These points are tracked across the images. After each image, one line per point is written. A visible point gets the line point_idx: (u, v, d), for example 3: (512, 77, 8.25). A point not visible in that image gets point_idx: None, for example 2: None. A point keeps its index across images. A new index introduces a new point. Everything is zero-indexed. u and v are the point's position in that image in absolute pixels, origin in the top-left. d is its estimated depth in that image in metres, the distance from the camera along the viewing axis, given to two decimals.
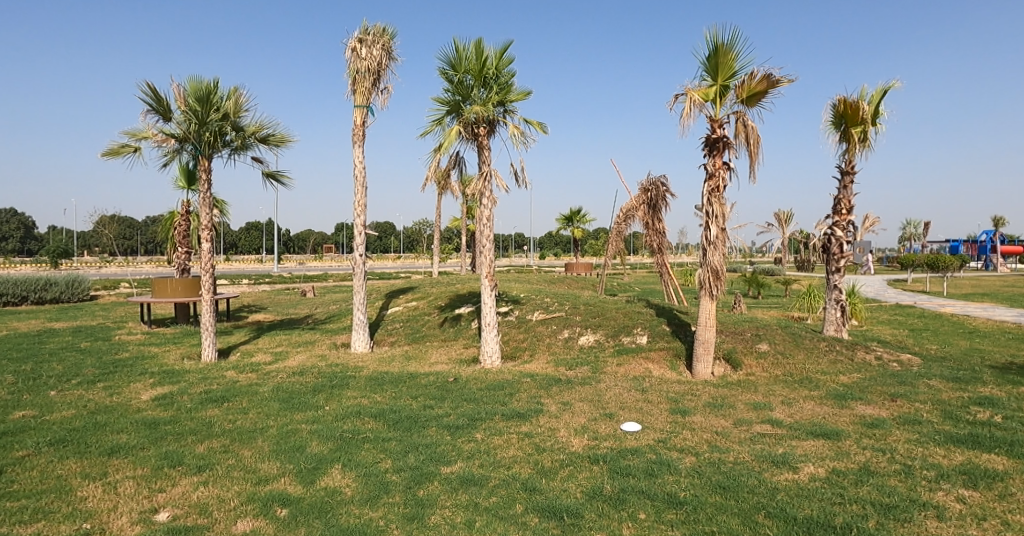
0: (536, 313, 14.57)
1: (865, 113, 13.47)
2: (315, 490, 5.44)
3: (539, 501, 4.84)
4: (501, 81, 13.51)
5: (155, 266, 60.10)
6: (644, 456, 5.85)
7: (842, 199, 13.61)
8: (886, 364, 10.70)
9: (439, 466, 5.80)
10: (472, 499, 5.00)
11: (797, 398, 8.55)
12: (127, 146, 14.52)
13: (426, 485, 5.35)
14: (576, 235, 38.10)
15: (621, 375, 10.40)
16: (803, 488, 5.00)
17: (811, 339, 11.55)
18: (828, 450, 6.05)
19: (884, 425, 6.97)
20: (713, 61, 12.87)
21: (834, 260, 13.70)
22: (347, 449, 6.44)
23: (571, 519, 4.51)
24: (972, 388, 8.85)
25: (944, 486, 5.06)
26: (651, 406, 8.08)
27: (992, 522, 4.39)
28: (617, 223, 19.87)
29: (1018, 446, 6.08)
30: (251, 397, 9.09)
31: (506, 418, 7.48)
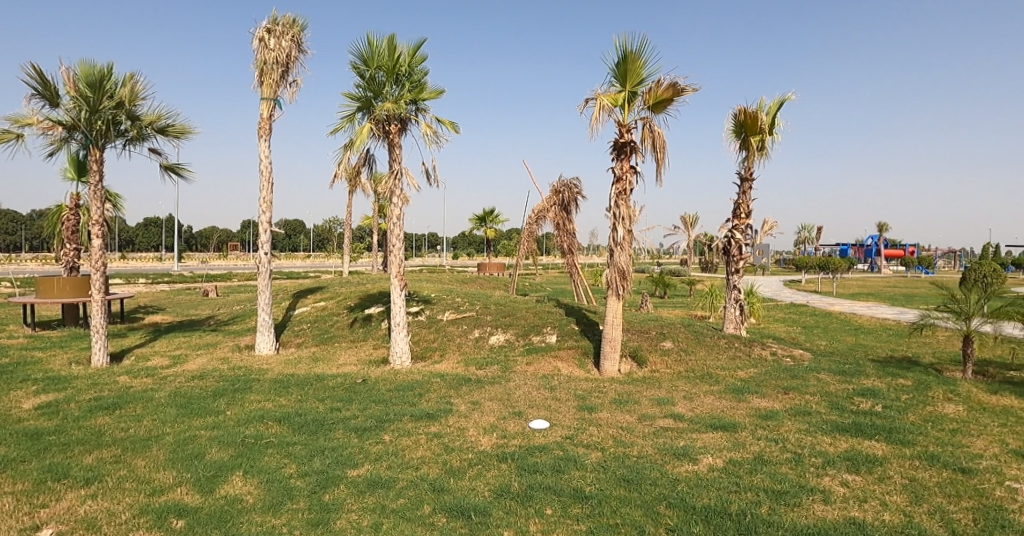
0: (447, 313, 14.54)
1: (763, 123, 14.29)
2: (213, 498, 5.19)
3: (446, 501, 4.80)
4: (413, 79, 13.40)
5: (42, 264, 55.08)
6: (552, 453, 5.93)
7: (741, 204, 14.34)
8: (778, 359, 11.39)
9: (346, 469, 5.66)
10: (379, 501, 4.91)
11: (698, 393, 8.95)
12: (8, 132, 13.38)
13: (330, 490, 5.19)
14: (488, 236, 38.16)
15: (530, 374, 10.53)
16: (701, 478, 5.22)
17: (712, 336, 12.13)
18: (725, 442, 6.35)
19: (777, 416, 7.40)
20: (622, 67, 13.07)
21: (733, 262, 14.43)
22: (249, 455, 6.18)
23: (479, 518, 4.51)
24: (857, 381, 9.56)
25: (828, 471, 5.43)
26: (559, 403, 8.23)
27: (872, 503, 4.69)
28: (529, 224, 20.12)
29: (895, 434, 6.59)
30: (146, 404, 8.56)
31: (415, 418, 7.40)
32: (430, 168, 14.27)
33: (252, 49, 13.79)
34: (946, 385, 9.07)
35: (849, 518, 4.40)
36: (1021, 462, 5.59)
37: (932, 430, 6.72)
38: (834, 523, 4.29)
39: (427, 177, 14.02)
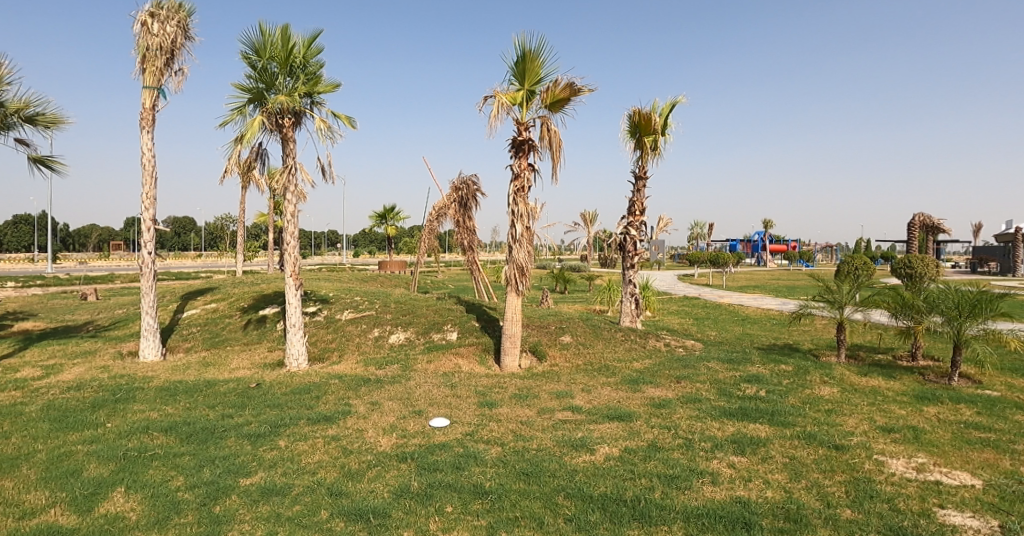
0: (346, 312, 14.24)
1: (656, 124, 14.93)
2: (92, 518, 4.83)
3: (345, 505, 4.66)
4: (308, 71, 13.06)
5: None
6: (451, 450, 5.81)
7: (636, 202, 14.86)
8: (672, 349, 11.92)
9: (238, 478, 5.42)
10: (274, 509, 4.73)
11: (596, 385, 9.15)
12: None
13: (220, 502, 4.95)
14: (389, 233, 37.75)
15: (431, 372, 10.46)
16: (598, 467, 5.11)
17: (610, 330, 12.47)
18: (621, 431, 6.32)
19: (669, 404, 7.67)
20: (520, 66, 12.98)
21: (629, 258, 14.92)
22: (132, 469, 5.80)
23: (378, 520, 4.40)
24: (743, 368, 10.06)
25: (716, 454, 5.38)
26: (459, 400, 8.15)
27: (757, 482, 4.67)
28: (430, 221, 19.94)
29: (778, 417, 6.86)
30: (11, 419, 7.84)
31: (312, 422, 7.18)
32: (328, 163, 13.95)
33: (133, 33, 13.15)
34: (822, 369, 9.67)
35: (735, 498, 4.35)
36: (885, 436, 5.77)
37: (810, 411, 7.02)
38: (721, 503, 4.25)
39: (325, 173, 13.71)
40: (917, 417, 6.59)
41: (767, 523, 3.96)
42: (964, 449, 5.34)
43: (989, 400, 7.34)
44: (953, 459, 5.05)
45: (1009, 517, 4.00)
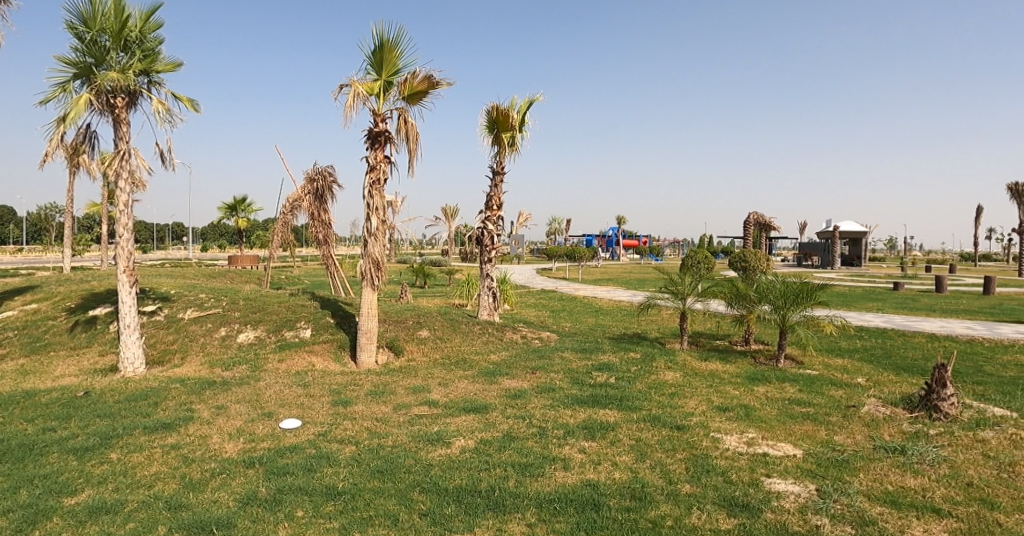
0: (189, 311, 13.23)
1: (514, 121, 15.06)
2: None
3: (185, 518, 4.40)
4: (145, 48, 11.86)
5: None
6: (303, 452, 5.59)
7: (493, 196, 14.20)
8: (528, 341, 12.19)
9: (61, 498, 4.98)
10: (103, 529, 4.39)
11: (452, 378, 8.75)
12: None
13: (40, 526, 4.52)
14: (241, 226, 36.11)
15: (282, 372, 10.08)
16: (453, 461, 5.10)
17: (468, 324, 12.51)
18: (476, 423, 6.18)
19: (525, 395, 7.38)
20: (379, 55, 12.22)
21: (486, 252, 14.28)
22: None
23: (220, 532, 4.18)
24: (595, 356, 10.18)
25: (568, 441, 5.50)
26: (313, 400, 7.72)
27: (605, 465, 4.90)
28: (283, 214, 18.79)
29: (626, 402, 6.89)
30: None
31: (148, 430, 6.69)
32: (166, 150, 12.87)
33: None
34: (667, 356, 10.06)
35: (586, 481, 4.59)
36: (721, 415, 6.24)
37: (655, 396, 7.16)
38: (572, 487, 4.49)
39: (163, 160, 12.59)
40: (748, 396, 7.12)
41: (613, 503, 4.26)
42: (787, 423, 5.91)
43: (809, 379, 8.14)
44: (778, 433, 5.59)
45: (823, 481, 4.56)
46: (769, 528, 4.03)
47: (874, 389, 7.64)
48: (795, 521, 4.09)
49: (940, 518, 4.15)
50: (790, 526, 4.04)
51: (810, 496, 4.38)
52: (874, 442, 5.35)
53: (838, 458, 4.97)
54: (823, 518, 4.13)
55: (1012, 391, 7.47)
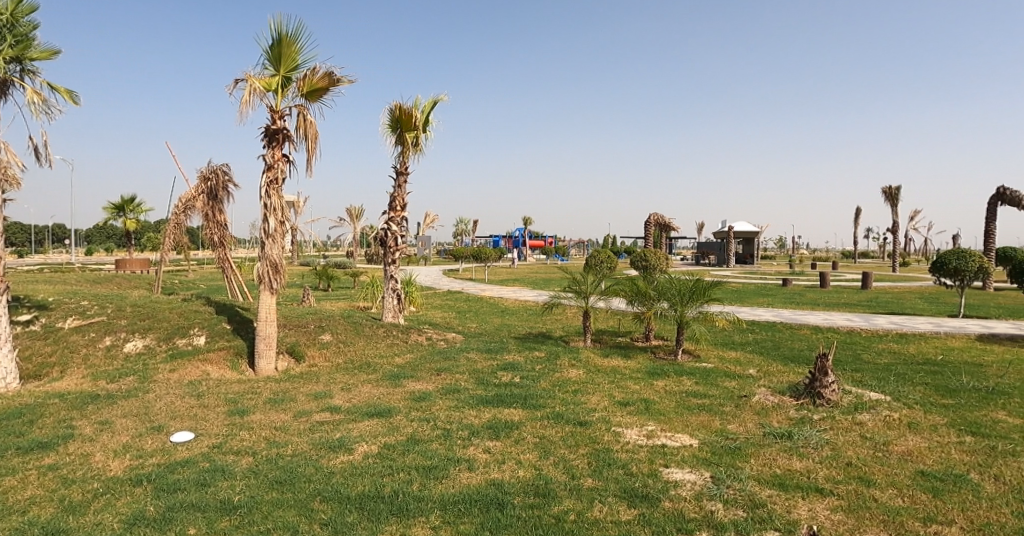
0: (69, 319, 11.70)
1: (418, 121, 14.24)
2: None
3: None
4: (17, 32, 10.39)
5: None
6: (196, 466, 5.31)
7: (397, 197, 13.64)
8: (433, 343, 11.68)
9: None
10: None
11: (355, 383, 8.29)
12: None
13: None
14: (126, 227, 33.72)
15: (174, 383, 9.10)
16: (357, 466, 5.09)
17: (371, 325, 11.88)
18: (380, 427, 6.10)
19: (430, 397, 7.24)
20: (275, 50, 11.06)
21: (389, 253, 13.63)
22: None
23: None
24: (500, 356, 9.89)
25: (473, 442, 5.56)
26: (207, 410, 7.14)
27: (510, 464, 5.02)
28: (175, 215, 17.53)
29: (530, 401, 6.94)
30: None
31: (21, 451, 5.92)
32: (39, 144, 11.59)
33: None
34: (570, 353, 10.06)
35: (491, 481, 4.71)
36: (622, 410, 6.47)
37: (559, 393, 7.28)
38: (477, 487, 4.62)
39: (32, 153, 11.38)
40: (648, 390, 7.41)
41: (518, 501, 4.42)
42: (685, 414, 6.20)
43: (705, 371, 8.55)
44: (676, 424, 5.88)
45: (717, 469, 4.83)
46: (667, 516, 4.24)
47: (764, 379, 8.13)
48: (692, 508, 4.31)
49: (822, 496, 4.47)
50: (686, 513, 4.27)
51: (705, 483, 4.63)
52: (764, 429, 5.71)
53: (731, 446, 5.27)
54: (717, 503, 4.37)
55: (884, 376, 8.15)
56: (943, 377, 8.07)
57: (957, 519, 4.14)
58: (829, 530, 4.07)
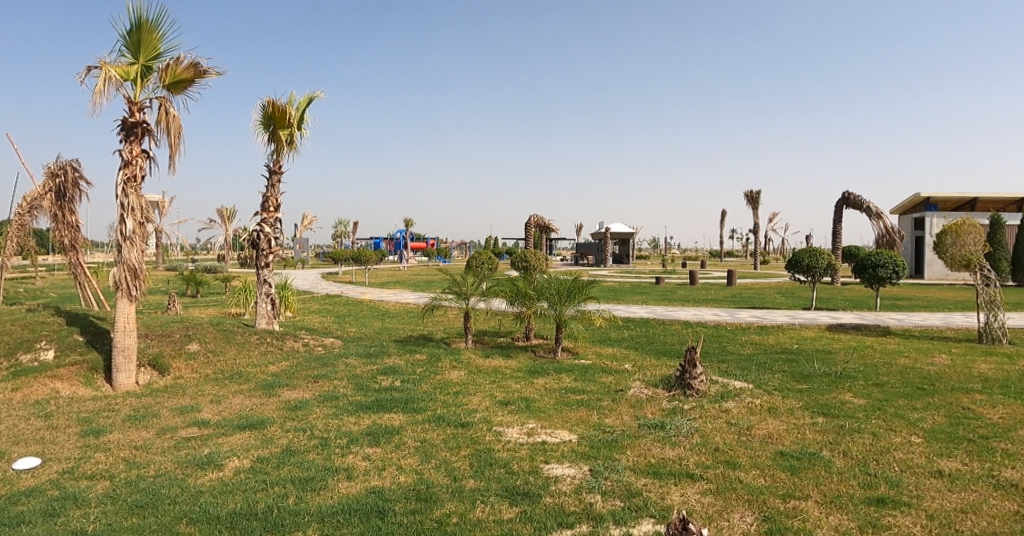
0: None
1: (292, 118, 13.86)
2: None
3: None
4: None
5: None
6: (42, 495, 4.83)
7: (270, 197, 13.19)
8: (311, 348, 11.41)
9: None
10: None
11: (226, 394, 7.84)
12: None
13: None
14: None
15: (15, 404, 8.12)
16: (227, 483, 4.89)
17: (243, 333, 11.31)
18: (253, 440, 5.85)
19: (307, 405, 7.00)
20: (133, 36, 10.00)
21: (263, 256, 13.17)
22: None
23: None
24: (380, 361, 9.67)
25: (352, 450, 5.45)
26: (57, 433, 6.52)
27: (390, 469, 5.02)
28: (19, 217, 16.11)
29: (411, 404, 6.89)
30: None
31: None
32: None
33: None
34: (452, 355, 10.04)
35: (371, 489, 4.70)
36: (503, 409, 6.56)
37: (441, 395, 7.27)
38: (356, 497, 4.59)
39: None
40: (529, 388, 7.56)
41: (398, 508, 4.40)
42: (564, 410, 6.38)
43: (583, 367, 8.82)
44: (555, 421, 6.01)
45: (595, 461, 4.98)
46: (548, 512, 4.32)
47: (638, 373, 8.53)
48: (571, 502, 4.43)
49: (692, 481, 4.71)
50: (567, 507, 4.38)
51: (584, 477, 4.76)
52: (639, 421, 5.97)
53: (609, 439, 5.45)
54: (596, 495, 4.51)
55: (748, 366, 8.77)
56: (799, 364, 8.85)
57: (813, 494, 4.55)
58: (699, 512, 4.31)
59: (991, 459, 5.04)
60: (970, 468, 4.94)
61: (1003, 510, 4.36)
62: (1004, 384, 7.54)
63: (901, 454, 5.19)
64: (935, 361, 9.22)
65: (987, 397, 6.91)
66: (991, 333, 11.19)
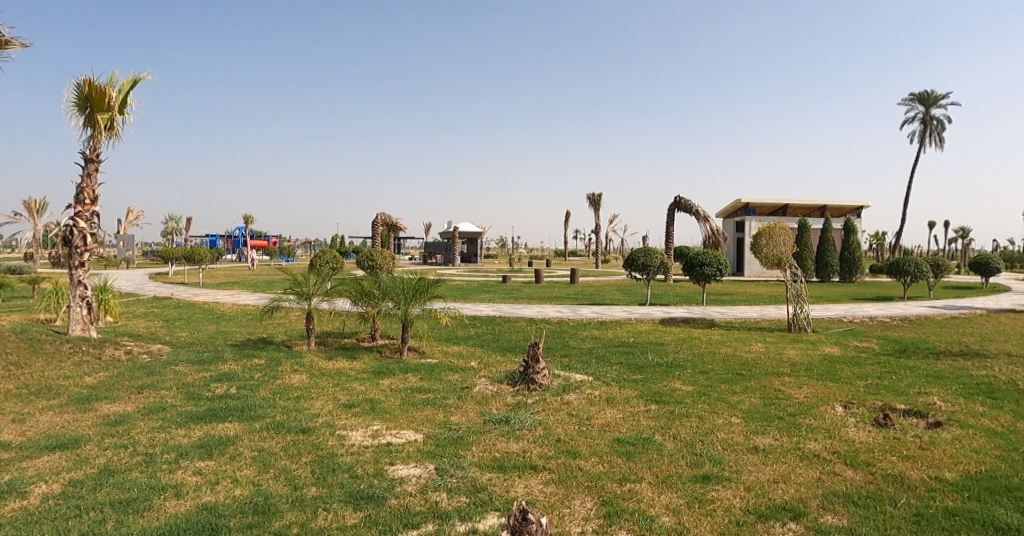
0: None
1: (113, 100, 13.02)
2: None
3: None
4: None
5: None
6: None
7: (85, 188, 12.09)
8: (135, 356, 10.03)
9: None
10: None
11: (28, 412, 6.88)
12: None
13: None
14: None
15: None
16: (32, 513, 4.34)
17: (52, 341, 9.90)
18: (62, 462, 5.27)
19: (129, 419, 6.41)
20: None
21: (76, 254, 12.02)
22: None
23: None
24: (214, 367, 9.04)
25: (180, 465, 5.19)
26: None
27: (224, 483, 4.83)
28: None
29: (247, 411, 6.61)
30: None
31: None
32: None
33: None
34: (293, 358, 9.63)
35: (202, 505, 4.44)
36: (347, 412, 6.54)
37: (281, 401, 7.03)
38: (186, 515, 4.28)
39: None
40: (374, 390, 7.54)
41: (233, 523, 4.16)
42: (409, 411, 6.48)
43: (429, 367, 8.91)
44: (401, 421, 6.12)
45: (441, 460, 5.08)
46: (393, 513, 4.27)
47: (484, 369, 8.80)
48: (416, 502, 4.43)
49: (534, 472, 4.92)
50: (412, 507, 4.35)
51: (429, 476, 4.83)
52: (484, 417, 6.21)
53: (454, 437, 5.61)
54: (441, 493, 4.55)
55: (588, 359, 9.40)
56: (634, 356, 9.65)
57: (646, 476, 4.90)
58: (540, 502, 4.46)
59: (797, 435, 5.98)
60: (780, 443, 5.74)
61: (806, 478, 5.03)
62: (806, 368, 8.88)
63: (723, 434, 5.86)
64: (751, 348, 10.38)
65: (794, 379, 8.14)
66: (798, 323, 12.70)
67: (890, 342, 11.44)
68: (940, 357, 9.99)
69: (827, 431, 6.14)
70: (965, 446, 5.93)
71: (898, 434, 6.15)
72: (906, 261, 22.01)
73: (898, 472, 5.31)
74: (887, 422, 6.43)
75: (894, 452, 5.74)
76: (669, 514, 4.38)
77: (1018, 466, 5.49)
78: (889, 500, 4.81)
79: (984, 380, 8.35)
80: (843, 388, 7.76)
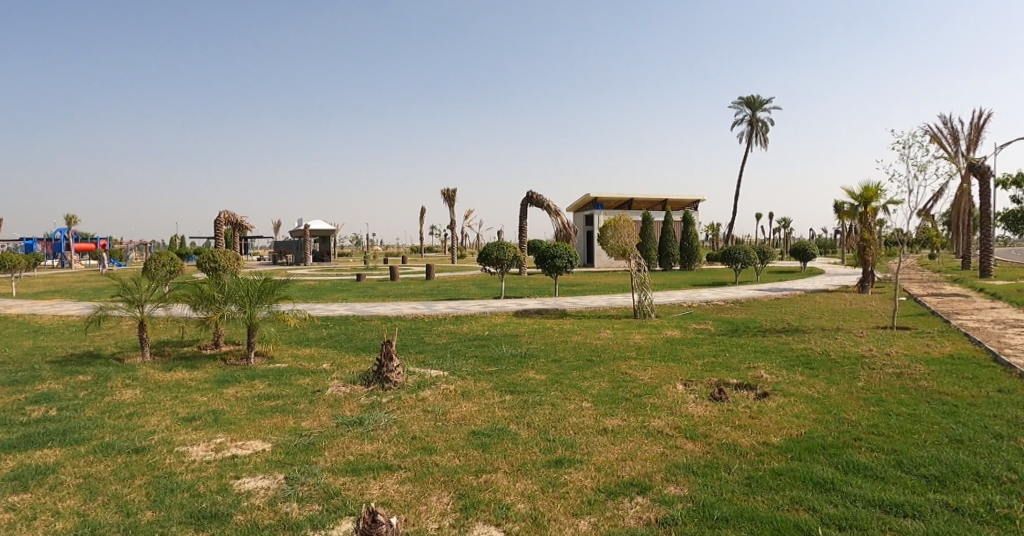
0: None
1: None
2: None
3: None
4: None
5: None
6: None
7: None
8: None
9: None
10: None
11: None
12: None
13: None
14: None
15: None
16: None
17: None
18: None
19: None
20: None
21: None
22: None
23: None
24: (31, 388, 8.00)
25: None
26: None
27: (43, 517, 4.30)
28: None
29: (70, 435, 5.95)
30: None
31: None
32: None
33: None
34: (126, 372, 8.76)
35: None
36: (186, 426, 6.10)
37: (109, 420, 6.39)
38: None
39: None
40: (217, 400, 7.08)
41: None
42: (256, 420, 6.18)
43: (278, 371, 8.52)
44: (247, 431, 5.82)
45: (291, 468, 4.90)
46: (239, 530, 4.04)
47: (337, 371, 8.58)
48: (265, 515, 4.23)
49: (390, 472, 4.89)
50: (260, 522, 4.14)
51: (278, 486, 4.64)
52: (337, 420, 6.06)
53: (305, 443, 5.42)
54: (291, 503, 4.38)
55: (443, 354, 9.49)
56: (489, 348, 9.90)
57: (501, 466, 5.03)
58: (396, 501, 4.44)
59: (643, 414, 6.44)
60: (627, 423, 6.15)
61: (650, 454, 5.42)
62: (649, 350, 9.59)
63: (574, 419, 6.15)
64: (601, 334, 11.00)
65: (640, 362, 8.73)
66: (643, 309, 13.66)
67: (724, 323, 12.67)
68: (767, 334, 11.25)
69: (669, 408, 6.67)
70: (787, 412, 6.71)
71: (731, 406, 6.81)
72: (737, 250, 24.30)
73: (731, 441, 5.88)
74: (721, 396, 7.10)
75: (728, 423, 6.35)
76: (524, 501, 4.53)
77: (830, 426, 6.30)
78: (724, 466, 5.32)
79: (801, 351, 9.53)
80: (684, 367, 8.47)
